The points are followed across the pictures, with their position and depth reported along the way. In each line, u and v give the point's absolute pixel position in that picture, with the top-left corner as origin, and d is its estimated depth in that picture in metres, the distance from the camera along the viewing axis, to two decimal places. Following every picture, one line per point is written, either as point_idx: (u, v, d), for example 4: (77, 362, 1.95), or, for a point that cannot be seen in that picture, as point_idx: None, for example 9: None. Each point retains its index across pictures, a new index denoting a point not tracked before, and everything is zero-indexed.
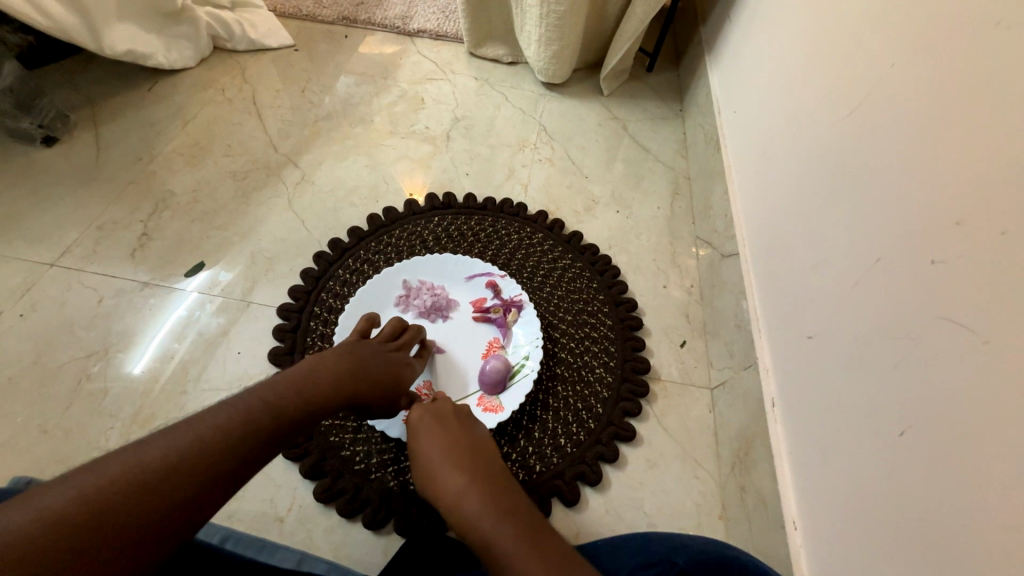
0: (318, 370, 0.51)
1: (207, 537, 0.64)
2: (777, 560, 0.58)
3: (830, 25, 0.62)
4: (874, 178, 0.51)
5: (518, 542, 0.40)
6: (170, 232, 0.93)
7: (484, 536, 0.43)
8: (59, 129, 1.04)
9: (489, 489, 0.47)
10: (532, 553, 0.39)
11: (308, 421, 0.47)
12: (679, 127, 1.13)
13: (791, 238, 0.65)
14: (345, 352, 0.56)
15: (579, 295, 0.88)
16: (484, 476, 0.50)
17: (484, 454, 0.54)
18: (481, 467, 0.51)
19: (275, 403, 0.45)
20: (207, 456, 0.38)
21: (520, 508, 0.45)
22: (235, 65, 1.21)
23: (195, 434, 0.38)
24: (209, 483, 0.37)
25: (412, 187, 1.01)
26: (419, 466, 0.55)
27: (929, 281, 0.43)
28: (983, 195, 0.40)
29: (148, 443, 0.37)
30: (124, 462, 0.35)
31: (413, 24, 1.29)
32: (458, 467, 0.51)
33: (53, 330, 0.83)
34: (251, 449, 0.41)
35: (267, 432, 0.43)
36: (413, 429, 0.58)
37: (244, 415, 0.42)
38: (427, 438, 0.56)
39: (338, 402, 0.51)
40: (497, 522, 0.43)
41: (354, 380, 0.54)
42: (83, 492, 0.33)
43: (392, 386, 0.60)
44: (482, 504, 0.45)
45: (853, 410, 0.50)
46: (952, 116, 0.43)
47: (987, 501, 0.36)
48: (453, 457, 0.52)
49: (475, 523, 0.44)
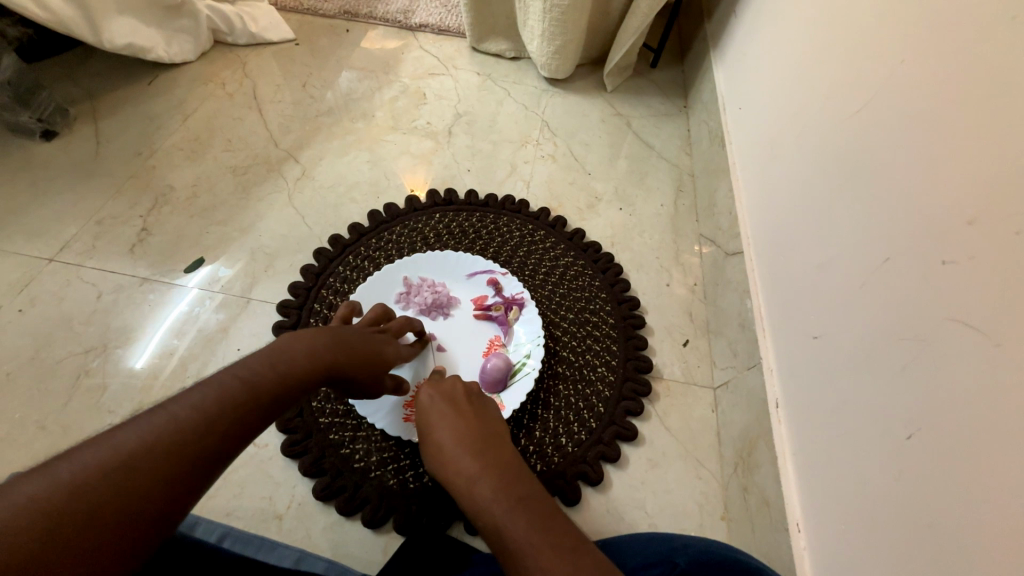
0: (297, 344, 0.49)
1: (206, 535, 0.64)
2: (781, 562, 0.57)
3: (838, 20, 0.61)
4: (883, 177, 0.50)
5: (536, 543, 0.39)
6: (170, 227, 0.93)
7: (498, 527, 0.43)
8: (58, 123, 1.03)
9: (502, 477, 0.47)
10: (549, 550, 0.38)
11: (290, 397, 0.46)
12: (683, 124, 1.12)
13: (797, 235, 0.64)
14: (328, 329, 0.55)
15: (581, 293, 0.87)
16: (497, 463, 0.49)
17: (497, 438, 0.53)
18: (494, 454, 0.51)
19: (251, 380, 0.43)
20: (186, 438, 0.37)
21: (534, 499, 0.45)
22: (236, 60, 1.20)
23: (171, 417, 0.37)
24: (193, 466, 0.36)
25: (414, 183, 1.01)
26: (430, 448, 0.54)
27: (940, 281, 0.42)
28: (997, 193, 0.39)
29: (122, 429, 0.35)
30: (101, 450, 0.34)
31: (416, 19, 1.28)
32: (471, 453, 0.50)
33: (52, 326, 0.82)
34: (233, 427, 0.39)
35: (248, 409, 0.41)
36: (422, 410, 0.57)
37: (220, 393, 0.40)
38: (439, 422, 0.55)
39: (320, 376, 0.50)
40: (509, 513, 0.43)
41: (335, 352, 0.52)
42: (62, 483, 0.31)
43: (373, 364, 0.59)
44: (497, 494, 0.45)
45: (862, 408, 0.49)
46: (966, 113, 0.42)
47: (995, 505, 0.35)
48: (465, 442, 0.52)
49: (488, 512, 0.44)
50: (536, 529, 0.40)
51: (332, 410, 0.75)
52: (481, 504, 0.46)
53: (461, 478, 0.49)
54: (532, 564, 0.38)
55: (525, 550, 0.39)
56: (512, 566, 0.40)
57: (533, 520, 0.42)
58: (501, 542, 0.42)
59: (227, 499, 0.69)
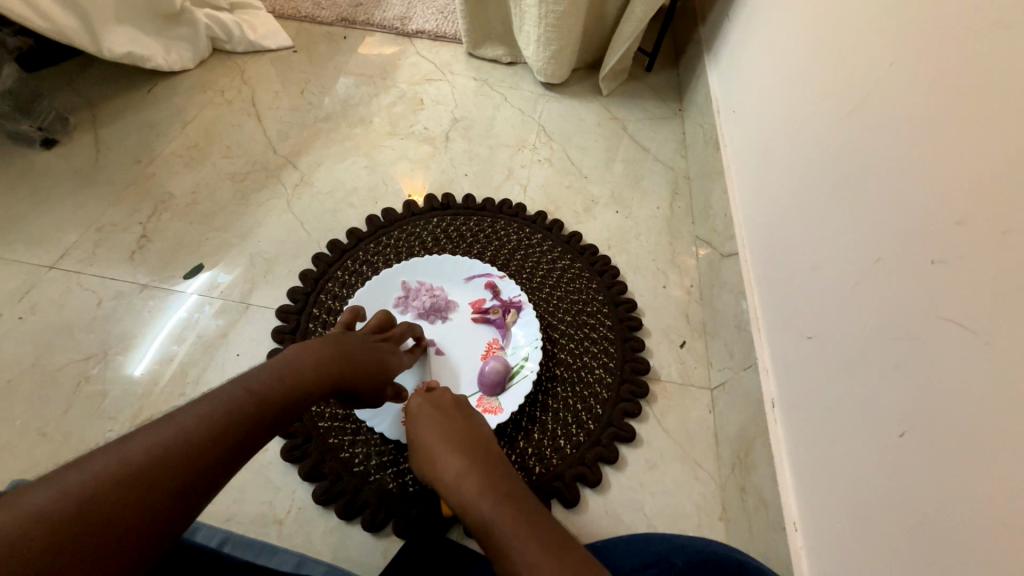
0: (302, 357, 0.50)
1: (206, 540, 0.64)
2: (778, 561, 0.57)
3: (830, 22, 0.61)
4: (874, 178, 0.50)
5: (523, 536, 0.40)
6: (170, 234, 0.94)
7: (486, 523, 0.43)
8: (58, 131, 1.04)
9: (489, 476, 0.48)
10: (536, 542, 0.39)
11: (294, 410, 0.46)
12: (678, 127, 1.13)
13: (791, 237, 0.64)
14: (331, 340, 0.55)
15: (579, 296, 0.88)
16: (484, 463, 0.50)
17: (483, 439, 0.54)
18: (481, 454, 0.51)
19: (258, 392, 0.44)
20: (193, 449, 0.37)
21: (522, 497, 0.45)
22: (234, 67, 1.20)
23: (179, 428, 0.38)
24: (199, 475, 0.37)
25: (412, 188, 1.01)
26: (417, 451, 0.55)
27: (929, 282, 0.43)
28: (986, 194, 0.39)
29: (131, 439, 0.36)
30: (109, 458, 0.34)
31: (412, 25, 1.29)
32: (459, 452, 0.51)
33: (52, 333, 0.83)
34: (238, 438, 0.40)
35: (254, 421, 0.42)
36: (410, 416, 0.58)
37: (228, 404, 0.41)
38: (426, 424, 0.55)
39: (324, 389, 0.50)
40: (496, 509, 0.43)
41: (338, 365, 0.53)
42: (70, 491, 0.32)
43: (376, 375, 0.59)
44: (486, 489, 0.46)
45: (855, 408, 0.49)
46: (953, 114, 0.43)
47: (986, 502, 0.36)
48: (453, 442, 0.52)
49: (476, 506, 0.45)
50: (524, 526, 0.41)
51: (332, 414, 0.75)
52: (468, 501, 0.46)
53: (448, 477, 0.49)
54: (519, 557, 0.39)
55: (513, 545, 0.40)
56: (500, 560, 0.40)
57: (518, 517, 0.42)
58: (488, 536, 0.42)
59: (228, 504, 0.70)
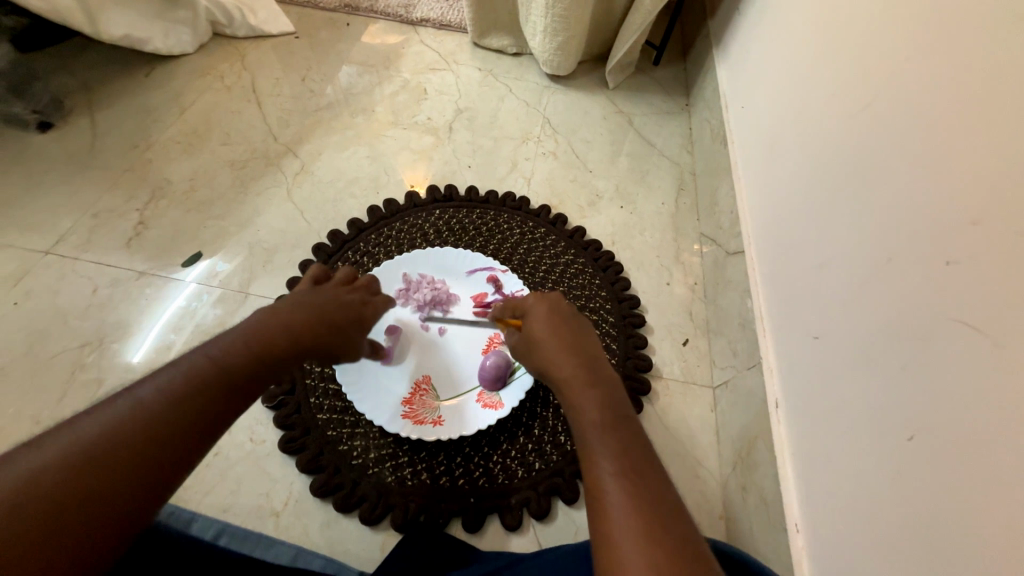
0: (272, 319, 0.47)
1: (204, 531, 0.66)
2: (778, 560, 0.57)
3: (843, 16, 0.60)
4: (886, 176, 0.49)
5: (623, 469, 0.38)
6: (167, 222, 0.92)
7: (588, 440, 0.41)
8: (54, 114, 1.02)
9: (601, 398, 0.44)
10: (636, 484, 0.37)
11: (266, 373, 0.44)
12: (685, 122, 1.11)
13: (799, 233, 0.63)
14: (304, 300, 0.52)
15: (582, 291, 0.87)
16: (596, 378, 0.46)
17: (597, 354, 0.50)
18: (595, 366, 0.48)
19: (221, 358, 0.42)
20: (157, 423, 0.36)
21: (630, 426, 0.42)
22: (234, 52, 1.19)
23: (134, 403, 0.37)
24: (170, 451, 0.36)
25: (414, 179, 1.00)
26: (533, 353, 0.53)
27: (941, 283, 0.42)
28: (1000, 194, 0.39)
29: (82, 420, 0.35)
30: (63, 439, 0.34)
31: (416, 13, 1.27)
32: (575, 363, 0.48)
33: (46, 320, 0.81)
34: (205, 410, 0.39)
35: (219, 390, 0.40)
36: (531, 320, 0.55)
37: (187, 375, 0.39)
38: (545, 330, 0.53)
39: (302, 352, 0.47)
40: (605, 441, 0.40)
41: (316, 326, 0.50)
42: (29, 478, 0.32)
43: (353, 330, 0.56)
44: (597, 414, 0.42)
45: (863, 408, 0.48)
46: (968, 113, 0.42)
47: (991, 508, 0.36)
48: (572, 356, 0.49)
49: (586, 427, 0.42)
50: (627, 460, 0.38)
51: (331, 406, 0.74)
52: (580, 411, 0.44)
53: (564, 383, 0.47)
54: (612, 487, 0.37)
55: (607, 473, 0.38)
56: (586, 487, 0.38)
57: (628, 452, 0.39)
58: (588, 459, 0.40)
59: (224, 495, 0.69)
